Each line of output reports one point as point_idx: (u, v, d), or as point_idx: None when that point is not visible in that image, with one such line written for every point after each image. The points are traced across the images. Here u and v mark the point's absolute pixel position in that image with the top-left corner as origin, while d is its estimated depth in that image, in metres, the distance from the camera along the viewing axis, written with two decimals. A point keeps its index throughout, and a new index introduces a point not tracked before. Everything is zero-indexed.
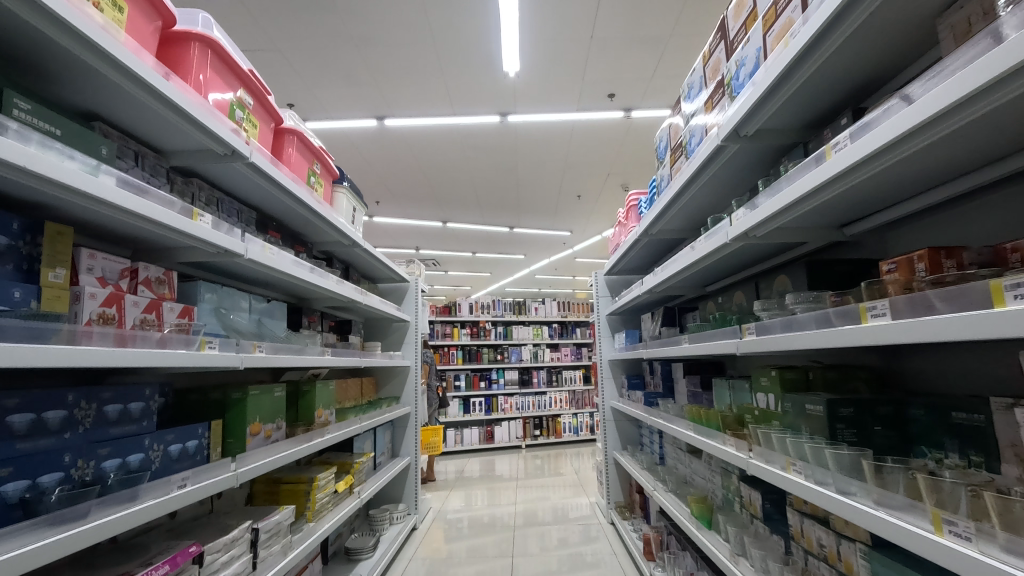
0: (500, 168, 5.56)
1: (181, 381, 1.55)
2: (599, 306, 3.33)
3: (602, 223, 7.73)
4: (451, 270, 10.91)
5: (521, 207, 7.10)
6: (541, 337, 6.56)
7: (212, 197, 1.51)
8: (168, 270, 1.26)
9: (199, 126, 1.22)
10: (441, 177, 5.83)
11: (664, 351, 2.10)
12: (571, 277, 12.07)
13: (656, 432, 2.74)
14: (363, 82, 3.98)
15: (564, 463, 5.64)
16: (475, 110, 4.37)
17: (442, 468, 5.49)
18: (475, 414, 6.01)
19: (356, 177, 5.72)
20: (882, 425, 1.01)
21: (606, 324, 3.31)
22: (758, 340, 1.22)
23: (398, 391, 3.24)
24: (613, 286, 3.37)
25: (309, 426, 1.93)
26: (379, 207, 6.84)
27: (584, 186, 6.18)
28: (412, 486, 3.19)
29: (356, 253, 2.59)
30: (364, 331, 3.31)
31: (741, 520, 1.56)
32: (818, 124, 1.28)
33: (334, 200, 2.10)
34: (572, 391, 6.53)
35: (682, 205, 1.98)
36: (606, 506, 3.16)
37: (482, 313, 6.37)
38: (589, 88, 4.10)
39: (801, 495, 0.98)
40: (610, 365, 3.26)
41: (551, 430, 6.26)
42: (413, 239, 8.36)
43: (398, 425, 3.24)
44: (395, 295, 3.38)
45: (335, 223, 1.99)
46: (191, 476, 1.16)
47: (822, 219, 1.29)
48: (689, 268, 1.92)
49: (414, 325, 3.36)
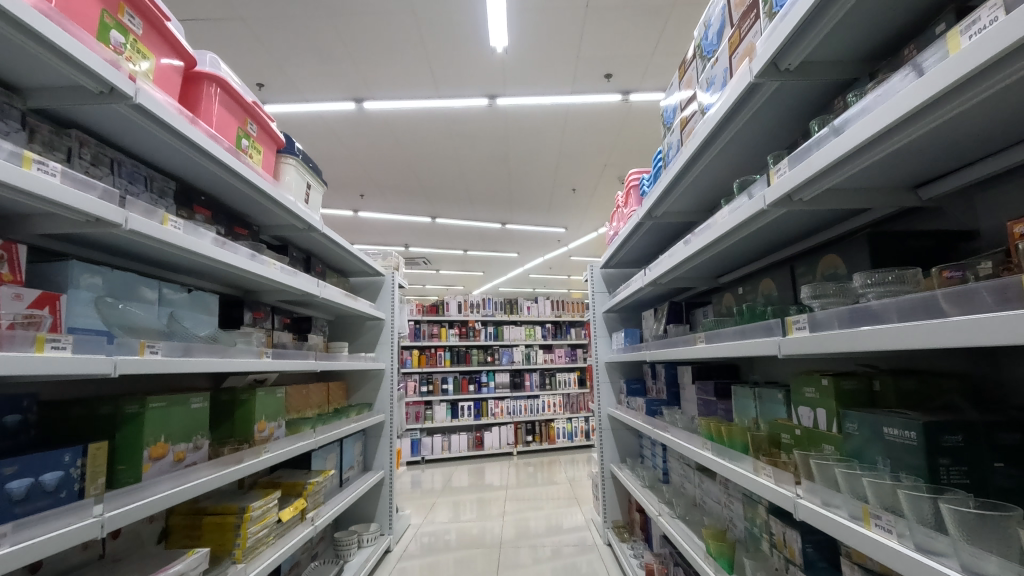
0: (490, 157, 5.23)
1: (53, 393, 1.24)
2: (594, 303, 3.02)
3: (597, 219, 7.42)
4: (442, 269, 10.58)
5: (513, 202, 6.78)
6: (534, 338, 6.24)
7: (100, 156, 1.19)
8: (10, 244, 0.93)
9: (56, 51, 0.87)
10: (428, 167, 5.50)
11: (670, 354, 1.79)
12: (567, 276, 11.76)
13: (659, 445, 2.43)
14: (339, 59, 3.65)
15: (557, 471, 5.34)
16: (461, 92, 4.06)
17: (429, 476, 5.17)
18: (464, 419, 5.69)
19: (338, 168, 5.39)
20: (1005, 462, 0.69)
21: (603, 323, 2.98)
22: (807, 339, 0.91)
23: (372, 397, 2.93)
24: (610, 280, 3.05)
25: (245, 443, 1.60)
26: (364, 201, 6.50)
27: (578, 178, 5.87)
28: (386, 503, 2.87)
29: (317, 240, 2.26)
30: (334, 331, 2.99)
31: (771, 565, 1.25)
32: (882, 51, 0.97)
33: (281, 172, 1.78)
34: (567, 395, 6.20)
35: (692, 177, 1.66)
36: (602, 525, 2.84)
37: (471, 312, 6.03)
38: (585, 67, 3.78)
39: (890, 566, 0.66)
40: (606, 368, 2.94)
41: (545, 436, 5.94)
42: (401, 235, 8.02)
43: (371, 435, 2.92)
44: (369, 290, 3.05)
45: (279, 200, 1.67)
46: (20, 532, 0.82)
47: (891, 178, 0.97)
48: (701, 253, 1.61)
49: (390, 323, 3.03)
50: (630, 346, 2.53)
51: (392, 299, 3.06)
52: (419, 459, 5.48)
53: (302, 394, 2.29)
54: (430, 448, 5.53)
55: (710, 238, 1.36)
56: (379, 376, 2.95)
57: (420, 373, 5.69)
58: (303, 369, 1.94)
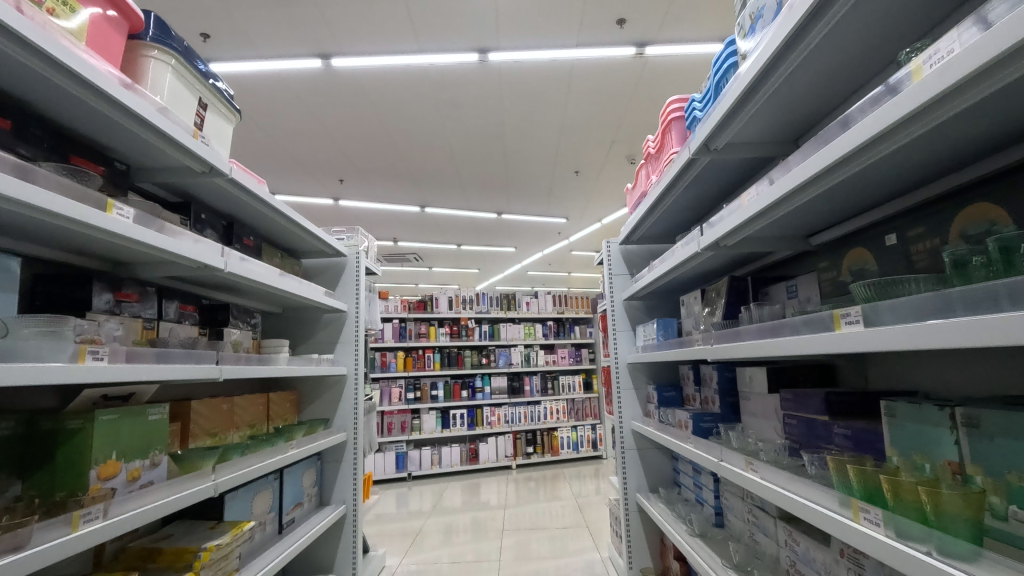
0: (484, 129, 4.61)
1: None
2: (612, 288, 2.39)
3: (602, 207, 6.79)
4: (436, 265, 9.97)
5: (510, 187, 6.15)
6: (534, 337, 5.57)
7: None
8: None
9: None
10: (414, 143, 4.88)
11: (749, 351, 1.17)
12: (567, 272, 11.15)
13: (707, 475, 1.81)
14: (297, 2, 3.01)
15: (562, 487, 4.73)
16: (446, 46, 3.45)
17: (417, 494, 4.56)
18: (456, 429, 5.07)
19: (311, 143, 4.76)
20: None
21: (625, 314, 2.35)
22: None
23: (332, 411, 2.30)
24: (632, 260, 2.42)
25: (67, 502, 0.97)
26: (345, 187, 5.87)
27: (583, 156, 5.25)
28: (348, 548, 2.24)
29: (239, 197, 1.63)
30: (284, 327, 2.37)
31: None
32: None
33: (145, 72, 1.15)
34: (571, 400, 5.55)
35: (803, 52, 1.04)
36: (626, 573, 2.22)
37: (464, 309, 5.39)
38: (593, 12, 3.16)
39: None
40: (629, 371, 2.31)
41: (547, 447, 5.32)
42: (389, 228, 7.40)
43: (329, 459, 2.28)
44: (326, 275, 2.42)
45: (135, 110, 1.05)
46: None
47: None
48: (821, 183, 0.98)
49: (354, 316, 2.39)
50: (665, 341, 1.90)
51: (356, 285, 2.42)
52: (406, 475, 4.86)
53: (216, 411, 1.67)
54: (417, 463, 4.89)
55: (876, 128, 0.75)
56: (341, 383, 2.31)
57: (407, 377, 5.06)
58: (203, 379, 1.33)
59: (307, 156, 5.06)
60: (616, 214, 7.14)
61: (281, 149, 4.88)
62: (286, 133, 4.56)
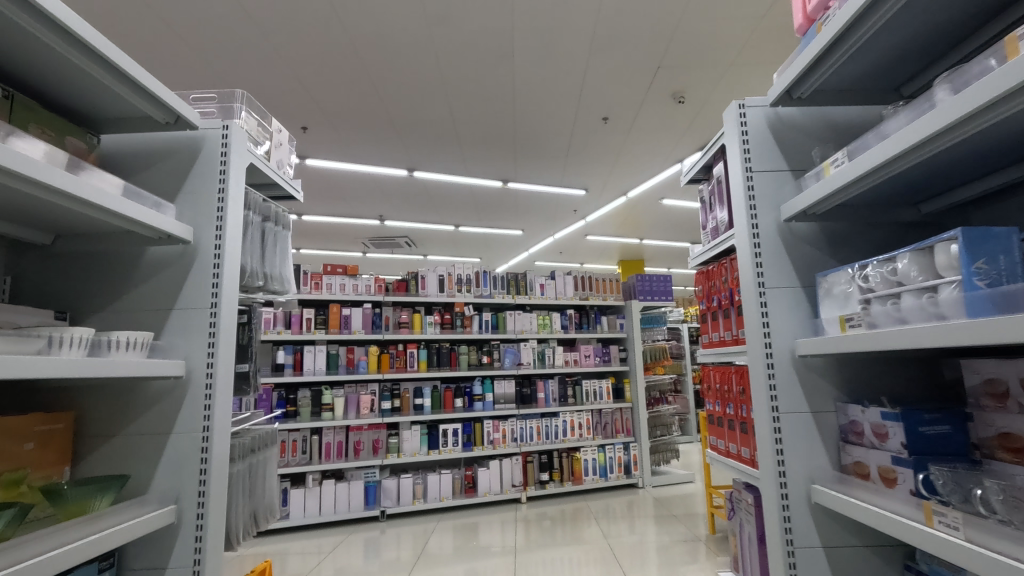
0: (486, 36, 3.41)
1: None
2: (760, 192, 1.14)
3: (630, 172, 5.56)
4: (432, 250, 8.74)
5: (518, 145, 4.95)
6: (550, 330, 4.32)
7: None
8: None
9: None
10: (393, 62, 3.68)
11: None
12: (578, 262, 9.96)
13: None
14: None
15: (587, 526, 3.51)
16: None
17: (392, 539, 3.33)
18: (447, 451, 3.82)
19: (252, 55, 3.55)
20: None
21: (781, 251, 1.12)
22: None
23: (152, 457, 1.06)
24: (794, 140, 1.17)
25: None
26: (311, 137, 4.66)
27: (615, 90, 4.04)
28: None
29: None
30: (62, 277, 1.13)
31: None
32: None
33: None
34: (597, 412, 4.31)
35: None
36: None
37: (458, 291, 4.10)
38: None
39: None
40: (797, 374, 1.07)
41: (566, 474, 4.09)
42: (371, 199, 6.18)
43: (139, 558, 1.04)
44: (162, 165, 1.18)
45: None
46: None
47: None
48: None
49: (211, 250, 1.14)
50: (997, 291, 0.66)
51: (219, 187, 1.16)
52: (378, 514, 3.60)
53: None
54: (394, 497, 3.63)
55: None
56: (178, 397, 1.08)
57: (381, 381, 3.78)
58: None
59: (252, 81, 3.84)
60: (645, 184, 5.93)
61: (217, 69, 3.67)
62: (220, 39, 3.36)
